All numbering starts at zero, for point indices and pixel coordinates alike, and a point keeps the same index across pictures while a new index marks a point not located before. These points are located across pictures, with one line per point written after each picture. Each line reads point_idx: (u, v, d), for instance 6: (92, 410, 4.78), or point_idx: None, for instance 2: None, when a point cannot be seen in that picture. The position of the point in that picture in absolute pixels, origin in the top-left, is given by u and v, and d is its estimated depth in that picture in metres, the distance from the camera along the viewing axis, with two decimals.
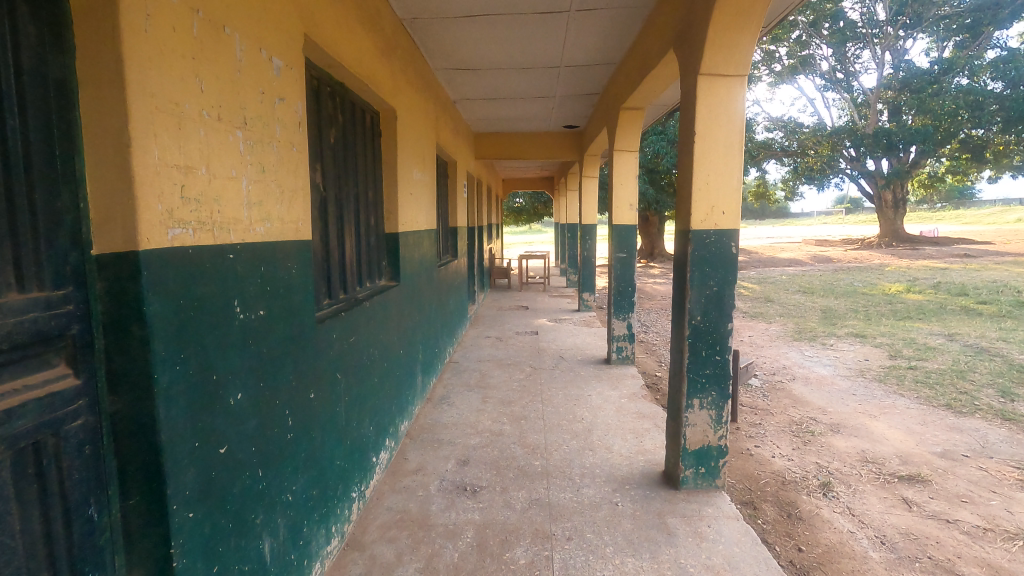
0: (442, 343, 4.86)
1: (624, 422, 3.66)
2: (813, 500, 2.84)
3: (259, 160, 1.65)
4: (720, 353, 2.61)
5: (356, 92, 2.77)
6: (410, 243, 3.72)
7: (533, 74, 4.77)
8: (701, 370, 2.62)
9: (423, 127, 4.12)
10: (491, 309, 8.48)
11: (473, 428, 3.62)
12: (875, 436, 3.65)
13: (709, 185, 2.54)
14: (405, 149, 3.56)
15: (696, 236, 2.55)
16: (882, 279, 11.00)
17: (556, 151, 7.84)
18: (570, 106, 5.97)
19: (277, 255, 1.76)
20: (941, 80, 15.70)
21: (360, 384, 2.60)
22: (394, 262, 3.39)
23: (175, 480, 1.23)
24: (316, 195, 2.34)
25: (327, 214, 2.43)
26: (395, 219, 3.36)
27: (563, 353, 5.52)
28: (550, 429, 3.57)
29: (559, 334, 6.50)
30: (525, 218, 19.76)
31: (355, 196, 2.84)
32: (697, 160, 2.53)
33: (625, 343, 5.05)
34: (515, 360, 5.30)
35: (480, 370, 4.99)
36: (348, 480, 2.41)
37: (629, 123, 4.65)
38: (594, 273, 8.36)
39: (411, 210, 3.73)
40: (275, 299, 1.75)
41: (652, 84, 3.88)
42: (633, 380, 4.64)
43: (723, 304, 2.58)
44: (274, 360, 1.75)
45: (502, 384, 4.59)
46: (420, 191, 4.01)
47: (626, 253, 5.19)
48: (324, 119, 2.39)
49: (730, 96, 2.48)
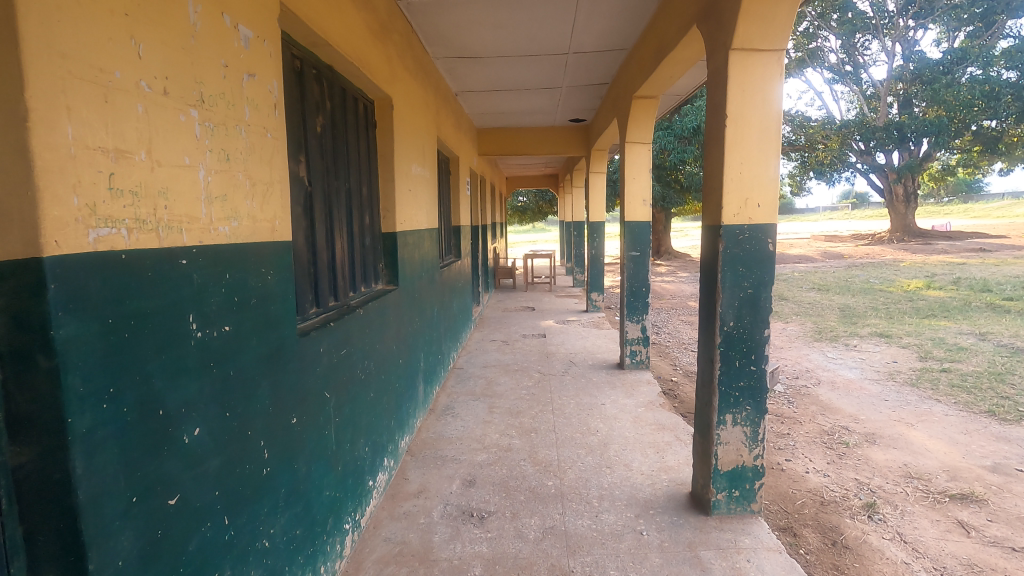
0: (445, 348, 4.58)
1: (643, 435, 3.38)
2: (857, 524, 2.56)
3: (223, 146, 1.38)
4: (755, 363, 2.34)
5: (346, 77, 2.51)
6: (409, 244, 3.45)
7: (538, 62, 4.49)
8: (734, 383, 2.34)
9: (424, 120, 3.85)
10: (496, 310, 8.21)
11: (479, 442, 3.36)
12: (916, 448, 3.37)
13: (743, 175, 2.26)
14: (404, 141, 3.29)
15: (728, 231, 2.27)
16: (899, 276, 10.65)
17: (562, 146, 7.55)
18: (576, 97, 5.68)
19: (248, 260, 1.49)
20: (954, 70, 15.32)
21: (353, 402, 2.33)
22: (391, 265, 3.12)
23: (101, 549, 0.96)
24: (300, 190, 2.07)
25: (313, 211, 2.17)
26: (393, 218, 3.10)
27: (573, 357, 5.24)
28: (563, 444, 3.30)
29: (567, 336, 6.23)
30: (528, 217, 19.48)
31: (347, 192, 2.57)
32: (728, 145, 2.24)
33: (640, 347, 4.77)
34: (522, 366, 5.03)
35: (486, 376, 4.74)
36: (340, 511, 2.15)
37: (642, 111, 4.36)
38: (603, 272, 8.06)
39: (410, 208, 3.45)
40: (247, 312, 1.49)
41: (668, 69, 3.60)
42: (649, 387, 4.36)
43: (758, 308, 2.31)
44: (247, 382, 1.48)
45: (510, 392, 4.32)
46: (420, 187, 3.73)
47: (639, 251, 4.83)
48: (308, 103, 2.12)
49: (765, 75, 2.20)
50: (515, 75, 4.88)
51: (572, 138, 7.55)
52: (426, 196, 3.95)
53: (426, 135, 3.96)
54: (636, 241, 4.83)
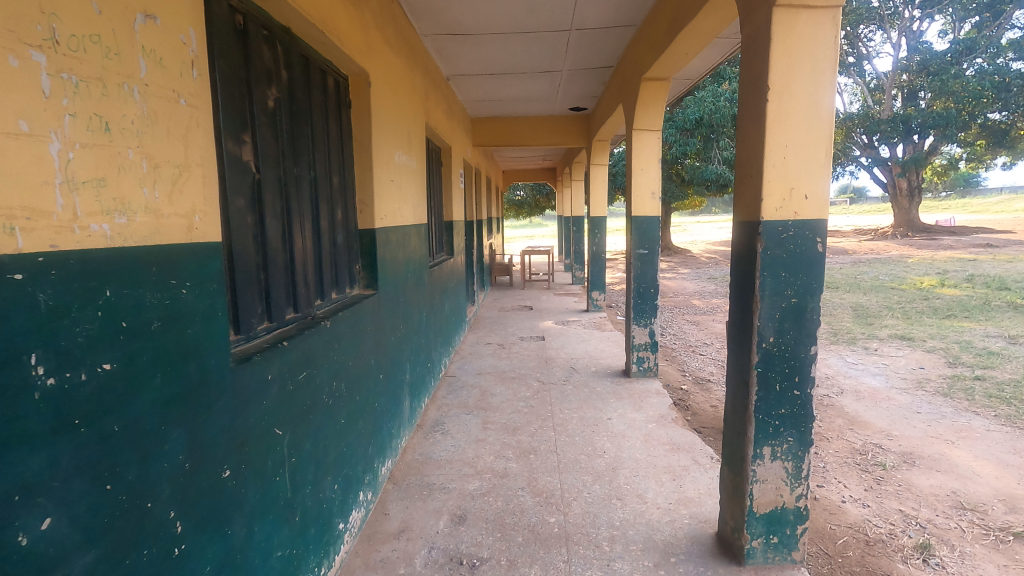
0: (435, 354, 4.19)
1: (656, 458, 3.00)
2: (912, 571, 2.18)
3: (100, 109, 0.98)
4: (798, 387, 1.95)
5: (308, 44, 2.09)
6: (392, 242, 3.05)
7: (536, 40, 4.09)
8: (774, 410, 1.96)
9: (409, 104, 3.44)
10: (492, 310, 7.80)
11: (472, 467, 2.97)
12: (962, 472, 3.00)
13: (787, 161, 1.86)
14: (384, 123, 2.88)
15: (768, 228, 1.88)
16: (909, 273, 10.30)
17: (561, 137, 7.14)
18: (577, 81, 5.27)
19: (149, 270, 1.10)
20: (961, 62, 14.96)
21: (316, 434, 1.94)
22: (370, 266, 2.72)
23: None
24: (244, 177, 1.67)
25: (264, 204, 1.76)
26: (371, 213, 2.70)
27: (575, 363, 4.85)
28: (566, 469, 2.91)
29: (568, 339, 5.83)
30: (526, 212, 19.07)
31: (312, 182, 2.17)
32: (770, 124, 1.84)
33: (648, 353, 4.38)
34: (520, 373, 4.63)
35: (480, 385, 4.35)
36: (298, 570, 1.76)
37: (653, 95, 3.96)
38: (604, 270, 7.65)
39: (392, 202, 3.05)
40: (147, 341, 1.09)
41: (685, 42, 3.20)
42: (659, 398, 3.97)
43: (803, 321, 1.92)
44: (147, 436, 1.09)
45: (506, 404, 3.92)
46: (405, 177, 3.33)
47: (647, 250, 4.37)
48: (254, 70, 1.71)
49: (815, 38, 1.80)
50: (512, 55, 4.47)
51: (572, 129, 7.13)
52: (412, 188, 3.55)
53: (413, 121, 3.56)
54: (642, 238, 4.38)
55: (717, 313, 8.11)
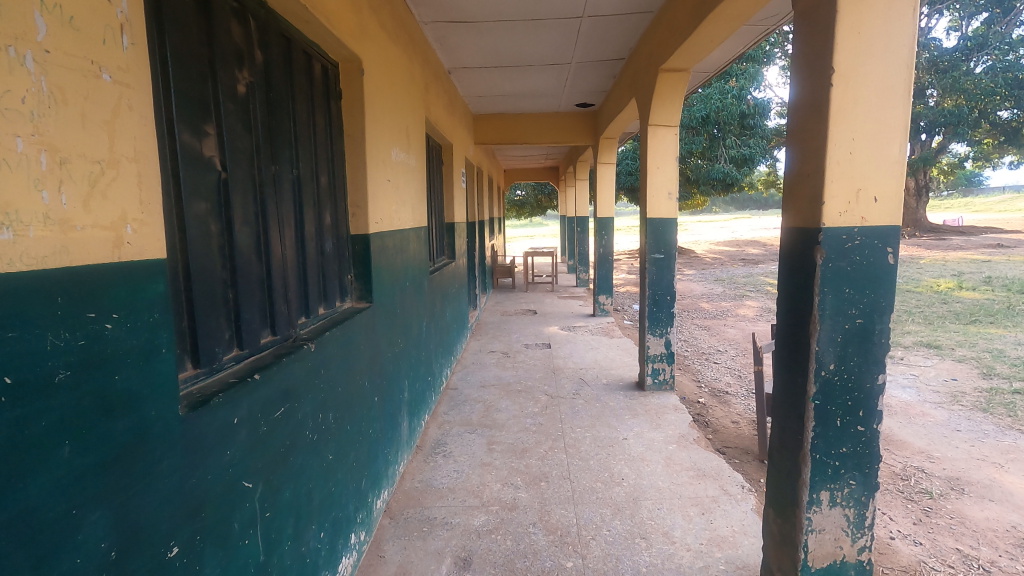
0: (436, 367, 3.90)
1: (681, 487, 2.71)
2: None
3: None
4: (863, 423, 1.66)
5: (289, 21, 1.81)
6: (388, 247, 2.77)
7: (546, 29, 3.80)
8: (834, 449, 1.67)
9: (408, 97, 3.15)
10: (495, 314, 7.51)
11: (477, 497, 2.68)
12: (1019, 503, 2.71)
13: (854, 158, 1.57)
14: (379, 117, 2.59)
15: (830, 235, 1.59)
16: (923, 274, 10.01)
17: (567, 135, 6.85)
18: (587, 74, 4.99)
19: (55, 303, 0.81)
20: (971, 59, 14.68)
21: (298, 478, 1.65)
22: (364, 276, 2.44)
23: None
24: (208, 176, 1.38)
25: (233, 208, 1.47)
26: (364, 216, 2.41)
27: (585, 374, 4.57)
28: (582, 500, 2.63)
29: (575, 347, 5.54)
30: (527, 212, 18.77)
31: (294, 182, 1.88)
32: (835, 114, 1.55)
33: (663, 365, 4.09)
34: (526, 385, 4.35)
35: (484, 399, 4.06)
36: None
37: (670, 87, 3.68)
38: (612, 272, 7.36)
39: (389, 203, 2.76)
40: (50, 398, 0.81)
41: (711, 28, 2.91)
42: (677, 415, 3.68)
43: (869, 346, 1.64)
44: (50, 527, 0.80)
45: (512, 421, 3.64)
46: (403, 176, 3.04)
47: (664, 253, 4.03)
48: (219, 48, 1.42)
49: (889, 11, 1.51)
50: (518, 46, 4.18)
51: (577, 126, 6.84)
52: (411, 188, 3.26)
53: (412, 116, 3.27)
54: (657, 241, 4.03)
55: (728, 317, 7.83)
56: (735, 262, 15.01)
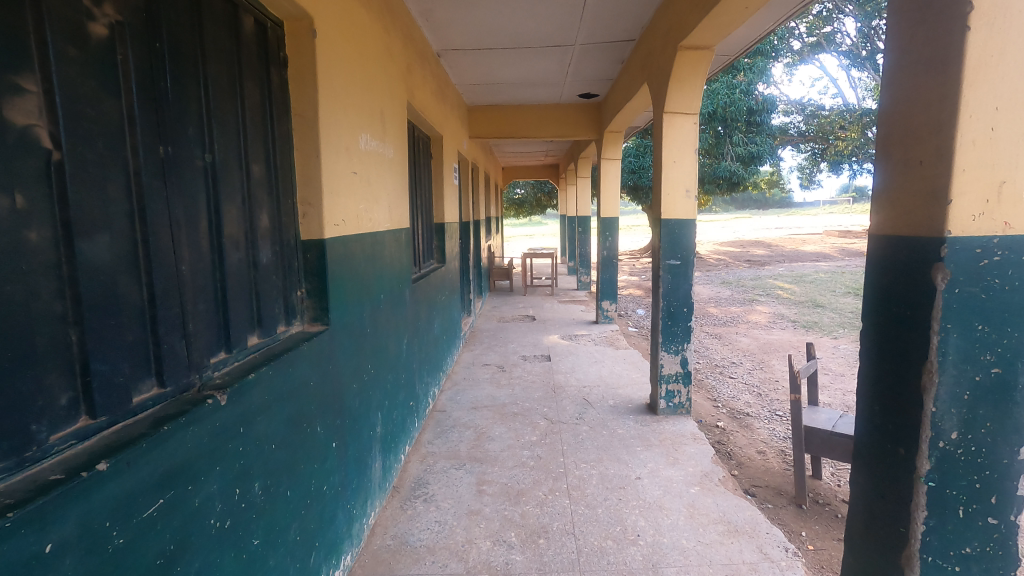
0: (419, 389, 3.41)
1: (711, 548, 2.23)
2: None
3: None
4: (995, 514, 1.18)
5: None
6: (355, 255, 2.27)
7: (547, 2, 3.32)
8: (955, 550, 1.18)
9: (383, 76, 2.66)
10: (492, 320, 7.03)
11: (461, 561, 2.19)
12: None
13: (996, 136, 1.10)
14: (341, 94, 2.09)
15: (957, 247, 1.11)
16: None
17: (569, 128, 6.35)
18: (592, 58, 4.49)
19: None
20: None
21: None
22: (319, 291, 1.94)
23: None
24: (24, 157, 0.89)
25: (77, 208, 0.98)
26: (317, 216, 1.91)
27: (589, 393, 4.07)
28: (590, 566, 2.14)
29: (578, 359, 5.06)
30: (526, 212, 18.28)
31: (205, 171, 1.38)
32: (970, 72, 1.07)
33: (679, 387, 3.60)
34: (524, 407, 3.86)
35: (475, 424, 3.57)
36: None
37: (689, 68, 3.20)
38: (616, 276, 6.86)
39: (355, 200, 2.27)
40: None
41: None
42: (697, 446, 3.20)
43: (1007, 406, 1.15)
44: None
45: (507, 453, 3.15)
46: (375, 168, 2.55)
47: (680, 259, 3.52)
48: None
49: None
50: (515, 25, 3.69)
51: (579, 118, 6.33)
52: (387, 183, 2.77)
53: (389, 99, 2.79)
54: (673, 245, 3.51)
55: (740, 323, 7.36)
56: (740, 264, 14.53)
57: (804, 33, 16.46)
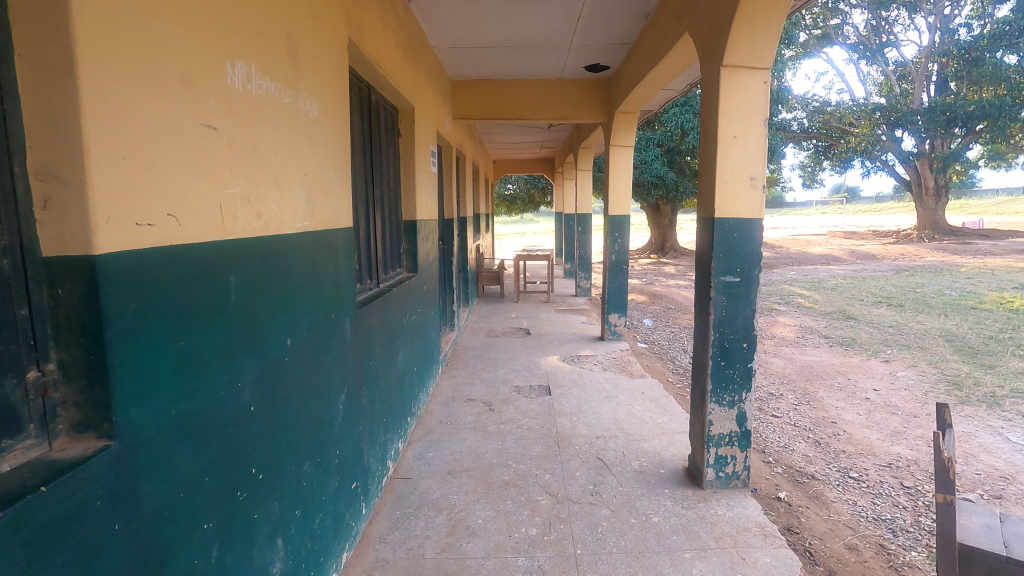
0: (368, 458, 2.39)
1: None
2: None
3: None
4: None
5: None
6: (215, 279, 1.23)
7: None
8: None
9: None
10: (479, 335, 5.98)
11: None
12: None
13: None
14: None
15: None
16: (979, 286, 8.74)
17: (573, 109, 5.34)
18: (607, 9, 3.47)
19: None
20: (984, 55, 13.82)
21: None
22: (88, 367, 0.91)
23: None
24: None
25: None
26: (80, 203, 0.87)
27: (604, 451, 3.04)
28: None
29: (585, 393, 4.04)
30: (517, 210, 17.27)
31: None
32: None
33: (733, 452, 2.61)
34: (519, 471, 2.83)
35: (450, 504, 2.53)
36: None
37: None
38: (625, 285, 5.83)
39: (213, 177, 1.22)
40: None
41: None
42: (774, 550, 2.19)
43: None
44: None
45: (494, 563, 2.11)
46: (272, 130, 1.52)
47: (739, 274, 2.51)
48: None
49: None
50: None
51: (584, 97, 5.33)
52: (302, 156, 1.73)
53: (306, 22, 1.74)
54: (729, 256, 2.50)
55: (765, 339, 6.39)
56: None
57: (809, 24, 15.53)
